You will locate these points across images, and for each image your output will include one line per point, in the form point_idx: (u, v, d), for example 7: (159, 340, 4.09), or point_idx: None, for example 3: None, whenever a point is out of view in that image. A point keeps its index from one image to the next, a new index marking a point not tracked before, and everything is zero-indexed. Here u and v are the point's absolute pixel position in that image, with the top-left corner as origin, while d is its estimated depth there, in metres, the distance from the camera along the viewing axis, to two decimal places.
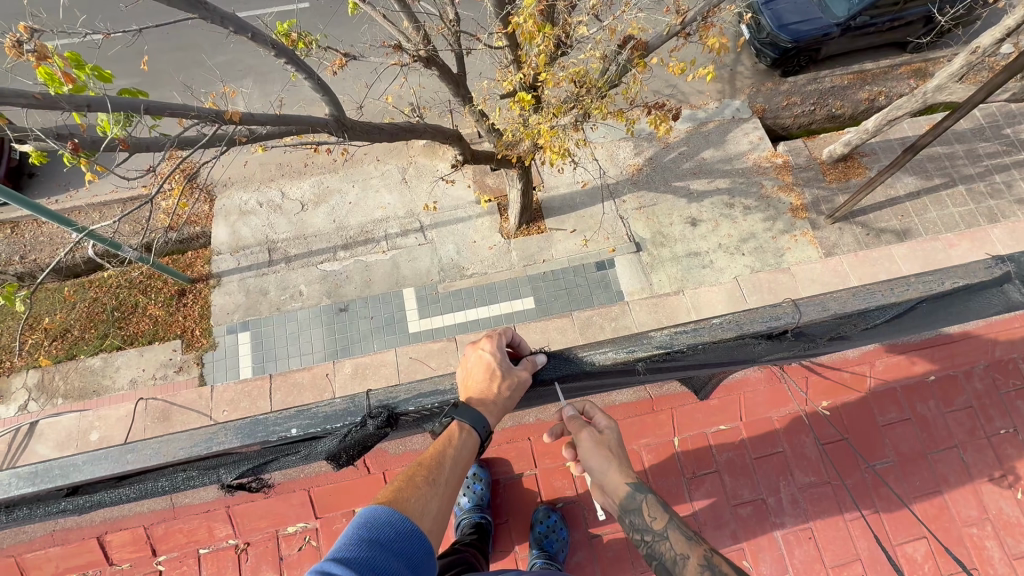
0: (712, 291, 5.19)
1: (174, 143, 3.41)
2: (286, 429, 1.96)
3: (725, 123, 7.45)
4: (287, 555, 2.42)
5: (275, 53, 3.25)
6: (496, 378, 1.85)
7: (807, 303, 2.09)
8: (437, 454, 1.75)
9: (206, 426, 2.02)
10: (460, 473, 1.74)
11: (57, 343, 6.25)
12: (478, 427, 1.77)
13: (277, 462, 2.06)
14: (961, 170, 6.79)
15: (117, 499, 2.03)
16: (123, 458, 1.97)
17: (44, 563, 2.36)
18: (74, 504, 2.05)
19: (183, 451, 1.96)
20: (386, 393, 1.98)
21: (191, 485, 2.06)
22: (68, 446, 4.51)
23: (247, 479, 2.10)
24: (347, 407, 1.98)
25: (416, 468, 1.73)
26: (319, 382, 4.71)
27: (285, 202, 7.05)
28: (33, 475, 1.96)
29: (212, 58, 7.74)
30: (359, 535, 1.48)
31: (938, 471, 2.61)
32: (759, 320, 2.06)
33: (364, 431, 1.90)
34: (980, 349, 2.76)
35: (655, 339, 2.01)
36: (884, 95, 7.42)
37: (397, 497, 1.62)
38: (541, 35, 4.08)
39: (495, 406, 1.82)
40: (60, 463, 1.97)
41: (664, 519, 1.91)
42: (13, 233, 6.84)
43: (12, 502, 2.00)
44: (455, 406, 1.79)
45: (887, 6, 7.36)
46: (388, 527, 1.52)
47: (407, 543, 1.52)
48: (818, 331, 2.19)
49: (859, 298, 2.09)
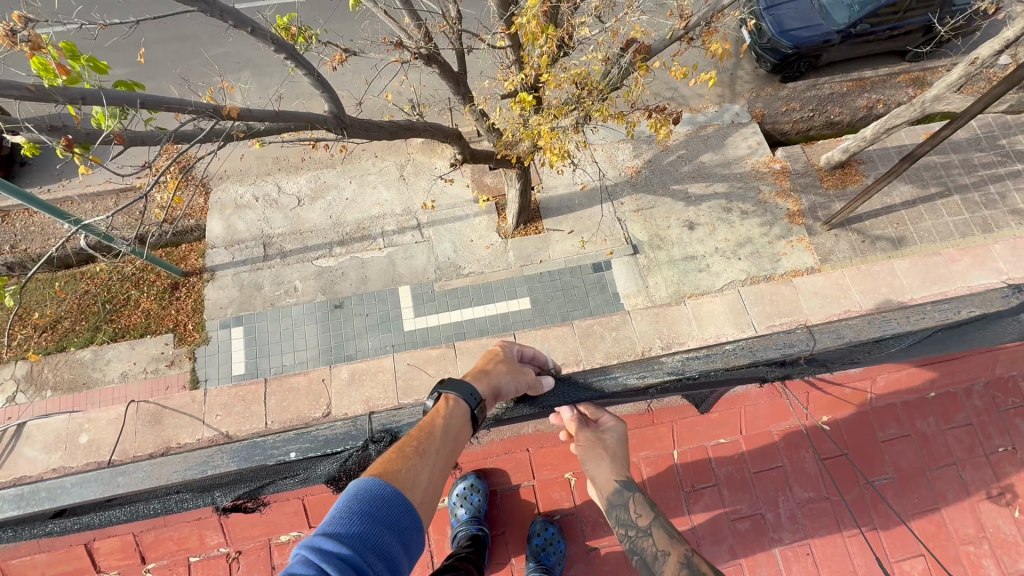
0: (713, 302, 5.18)
1: (171, 137, 3.35)
2: (285, 452, 1.96)
3: (724, 127, 7.42)
4: (280, 564, 2.37)
5: (274, 48, 3.20)
6: (497, 357, 1.97)
7: (822, 331, 2.15)
8: (427, 425, 1.63)
9: (202, 449, 2.01)
10: (452, 444, 1.62)
11: (47, 335, 6.15)
12: (466, 396, 1.70)
13: (274, 484, 2.03)
14: (955, 179, 6.82)
15: (106, 522, 1.99)
16: (114, 480, 1.97)
17: (29, 569, 2.29)
18: (60, 526, 2.01)
19: (177, 474, 1.95)
20: (389, 418, 1.98)
21: (183, 508, 2.00)
22: (57, 448, 4.42)
23: (242, 501, 2.07)
24: (348, 431, 1.97)
25: (405, 440, 1.60)
26: (315, 387, 4.70)
27: (281, 196, 6.97)
28: (19, 498, 1.96)
29: (211, 50, 7.66)
30: (350, 507, 1.36)
31: (936, 488, 2.60)
32: (772, 346, 2.12)
33: (365, 455, 1.91)
34: (982, 367, 2.72)
35: (666, 365, 2.05)
36: (882, 103, 7.46)
37: (386, 470, 1.49)
38: (544, 35, 4.02)
39: (489, 378, 1.83)
40: (48, 486, 1.97)
41: (649, 517, 1.96)
42: (3, 222, 6.73)
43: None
44: (444, 380, 1.73)
45: (887, 14, 7.38)
46: (379, 500, 1.40)
47: (399, 514, 1.40)
48: (830, 356, 2.18)
49: (874, 327, 2.15)
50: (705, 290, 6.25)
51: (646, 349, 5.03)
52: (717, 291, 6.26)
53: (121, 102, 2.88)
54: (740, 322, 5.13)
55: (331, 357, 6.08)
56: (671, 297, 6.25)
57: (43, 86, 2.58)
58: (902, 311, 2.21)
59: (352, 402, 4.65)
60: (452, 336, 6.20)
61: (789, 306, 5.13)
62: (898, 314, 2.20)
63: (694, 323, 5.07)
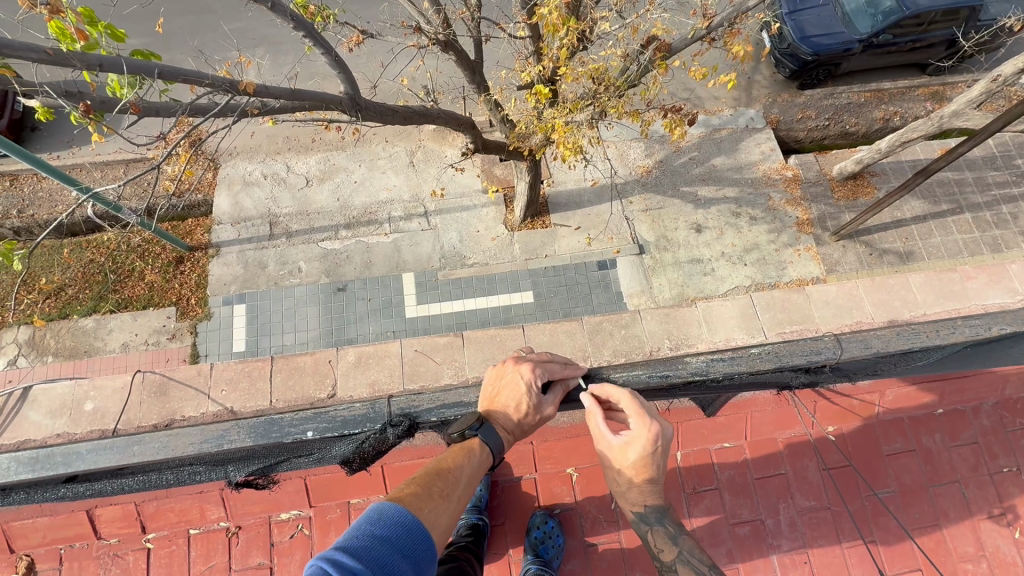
0: (724, 306, 5.18)
1: (185, 110, 3.31)
2: (302, 431, 1.94)
3: (738, 131, 7.35)
4: (278, 542, 2.34)
5: (293, 24, 3.15)
6: (520, 409, 1.79)
7: (850, 339, 2.12)
8: (453, 468, 1.66)
9: (219, 422, 1.99)
10: (472, 487, 1.65)
11: (51, 302, 6.15)
12: (495, 448, 1.73)
13: (287, 462, 2.04)
14: (968, 197, 6.76)
15: (118, 489, 2.01)
16: (130, 449, 1.94)
17: (30, 533, 2.24)
18: (72, 491, 2.01)
19: (192, 447, 1.94)
20: (408, 401, 1.98)
21: (196, 480, 2.03)
22: (61, 414, 4.43)
23: (255, 478, 2.05)
24: (366, 413, 1.96)
25: (428, 476, 1.62)
26: (321, 367, 4.72)
27: (290, 175, 6.95)
28: (34, 461, 1.93)
29: (228, 24, 7.61)
30: (370, 530, 1.36)
31: (938, 505, 2.56)
32: (799, 353, 2.09)
33: (383, 438, 1.91)
34: (991, 386, 2.68)
35: (691, 365, 2.01)
36: (899, 116, 7.38)
37: (408, 500, 1.51)
38: (565, 28, 3.99)
39: (514, 431, 1.81)
40: (63, 450, 1.94)
41: (672, 553, 1.79)
42: (12, 185, 6.74)
43: (8, 486, 1.96)
44: (478, 424, 1.75)
45: (911, 25, 7.28)
46: (400, 527, 1.40)
47: (418, 546, 1.40)
48: (854, 367, 2.20)
49: (902, 339, 2.12)
50: (709, 294, 6.24)
51: (654, 349, 5.04)
52: (721, 296, 6.25)
53: (139, 72, 2.85)
54: (749, 327, 5.11)
55: (332, 340, 6.09)
56: (675, 298, 6.23)
57: (61, 51, 2.54)
58: (931, 324, 2.18)
59: (356, 386, 4.65)
60: (453, 326, 6.20)
61: (799, 316, 5.10)
62: (926, 326, 2.17)
63: (703, 326, 5.06)
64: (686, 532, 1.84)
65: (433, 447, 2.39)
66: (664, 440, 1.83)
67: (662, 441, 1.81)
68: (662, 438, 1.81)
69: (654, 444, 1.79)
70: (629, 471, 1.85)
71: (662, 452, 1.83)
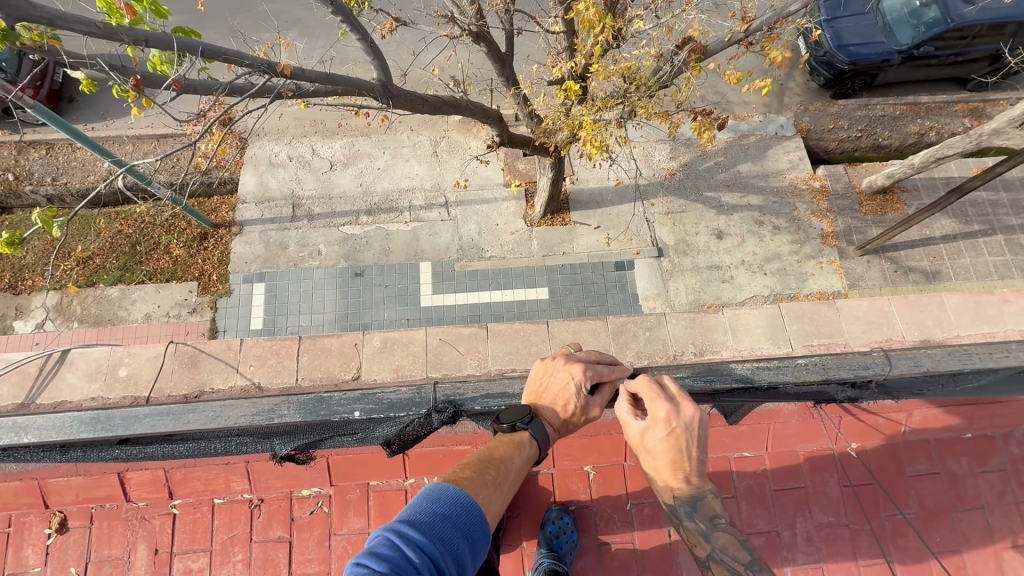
0: (751, 315, 5.15)
1: (224, 89, 3.39)
2: (350, 411, 2.01)
3: (768, 138, 7.22)
4: (298, 517, 2.39)
5: (332, 8, 3.17)
6: (568, 408, 1.83)
7: (900, 357, 2.11)
8: (504, 458, 1.67)
9: (270, 397, 2.06)
10: (522, 478, 1.67)
11: (80, 269, 6.32)
12: (541, 441, 1.75)
13: (331, 440, 2.07)
14: (1002, 219, 6.56)
15: (168, 455, 2.07)
16: (185, 416, 2.02)
17: (64, 490, 2.31)
18: (124, 453, 2.08)
19: (245, 418, 2.01)
20: (453, 389, 2.04)
21: (243, 451, 2.10)
22: (96, 378, 4.59)
23: (298, 453, 2.09)
24: (412, 398, 2.02)
25: (481, 462, 1.64)
26: (347, 350, 4.81)
27: (315, 159, 7.02)
28: (94, 421, 2.00)
29: (262, 5, 7.70)
30: (432, 508, 1.41)
31: (960, 530, 2.50)
32: (846, 366, 2.10)
33: (428, 423, 1.96)
34: (1022, 414, 2.62)
35: (735, 372, 2.06)
36: (936, 131, 7.20)
37: (465, 483, 1.54)
38: (601, 25, 3.97)
39: (559, 429, 1.84)
40: (123, 413, 2.01)
41: (703, 552, 1.76)
42: (48, 154, 6.91)
43: (68, 443, 2.03)
44: (529, 418, 1.78)
45: (954, 38, 7.08)
46: (460, 508, 1.44)
47: (476, 527, 1.43)
48: (900, 384, 2.19)
49: (954, 359, 2.10)
50: (726, 301, 6.18)
51: (678, 353, 5.03)
52: (738, 304, 6.19)
53: (183, 50, 2.90)
54: (775, 338, 5.05)
55: (347, 324, 6.17)
56: (691, 304, 6.18)
57: (111, 25, 2.59)
58: (984, 346, 2.15)
59: (379, 370, 4.73)
60: (467, 318, 6.23)
61: (827, 330, 5.02)
62: (979, 347, 2.15)
63: (729, 334, 5.05)
64: (719, 527, 1.78)
65: (456, 435, 2.37)
66: (685, 424, 1.79)
67: (680, 424, 1.78)
68: (680, 420, 1.78)
69: (671, 425, 1.78)
70: (653, 458, 1.85)
71: (684, 436, 1.79)
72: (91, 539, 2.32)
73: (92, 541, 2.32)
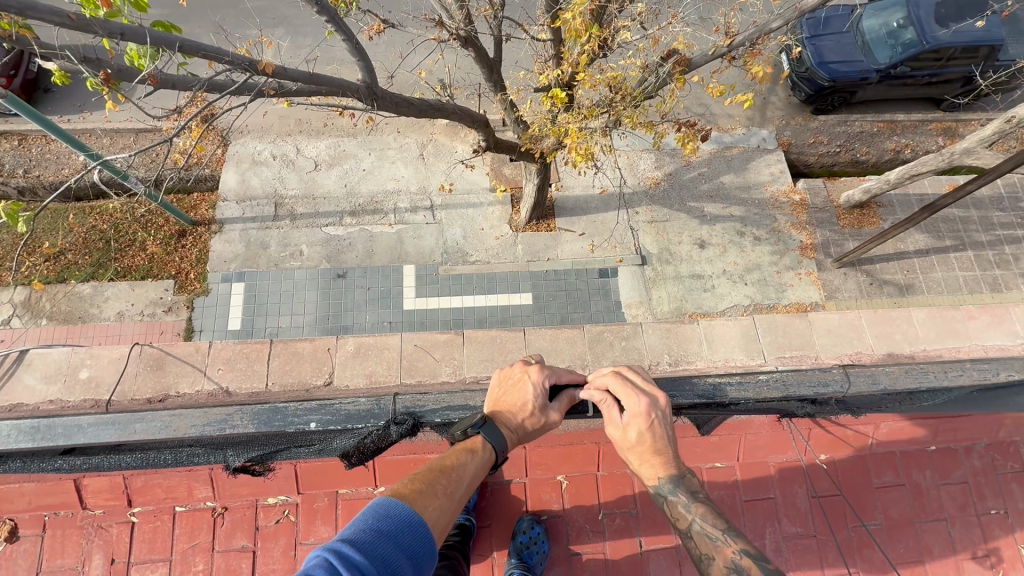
0: (727, 327, 5.21)
1: (204, 86, 3.32)
2: (306, 422, 1.97)
3: (750, 150, 7.34)
4: (264, 526, 2.33)
5: (317, 8, 3.13)
6: (525, 409, 1.83)
7: (858, 373, 2.16)
8: (456, 467, 1.65)
9: (222, 407, 2.01)
10: (475, 487, 1.65)
11: (50, 264, 6.13)
12: (497, 445, 1.73)
13: (287, 452, 2.05)
14: (972, 235, 6.77)
15: (116, 465, 2.01)
16: (131, 426, 1.95)
17: (16, 498, 2.22)
18: (68, 464, 2.00)
19: (194, 429, 1.94)
20: (413, 401, 2.03)
21: (194, 461, 2.04)
22: (56, 379, 4.44)
23: (252, 464, 2.06)
24: (371, 409, 2.00)
25: (432, 473, 1.62)
26: (319, 355, 4.74)
27: (299, 158, 6.93)
28: (33, 431, 1.93)
29: (250, 2, 7.63)
30: (374, 526, 1.38)
31: (923, 541, 2.54)
32: (807, 384, 2.14)
33: (386, 436, 1.93)
34: (985, 427, 2.67)
35: (698, 388, 2.08)
36: (910, 148, 7.40)
37: (412, 498, 1.52)
38: (587, 34, 4.00)
39: (517, 432, 1.80)
40: (65, 423, 1.95)
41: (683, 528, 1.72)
42: (20, 145, 6.71)
43: (7, 453, 1.95)
44: (482, 421, 1.77)
45: (928, 59, 7.31)
46: (404, 525, 1.42)
47: (420, 546, 1.41)
48: (860, 403, 2.23)
49: (911, 377, 2.16)
50: (707, 310, 6.23)
51: (654, 362, 5.07)
52: (719, 313, 6.24)
53: (161, 44, 2.82)
54: (751, 351, 5.13)
55: (327, 326, 6.07)
56: (673, 312, 6.23)
57: (84, 17, 2.48)
58: (940, 365, 2.21)
59: (353, 375, 4.68)
60: (450, 323, 6.17)
61: (802, 342, 5.09)
62: (935, 366, 2.21)
63: (704, 345, 5.09)
64: (699, 500, 1.77)
65: (427, 443, 2.34)
66: (662, 412, 1.83)
67: (657, 414, 1.81)
68: (658, 411, 1.82)
69: (650, 417, 1.80)
70: (635, 453, 1.85)
71: (662, 423, 1.82)
72: (44, 549, 2.23)
73: (45, 551, 2.23)
